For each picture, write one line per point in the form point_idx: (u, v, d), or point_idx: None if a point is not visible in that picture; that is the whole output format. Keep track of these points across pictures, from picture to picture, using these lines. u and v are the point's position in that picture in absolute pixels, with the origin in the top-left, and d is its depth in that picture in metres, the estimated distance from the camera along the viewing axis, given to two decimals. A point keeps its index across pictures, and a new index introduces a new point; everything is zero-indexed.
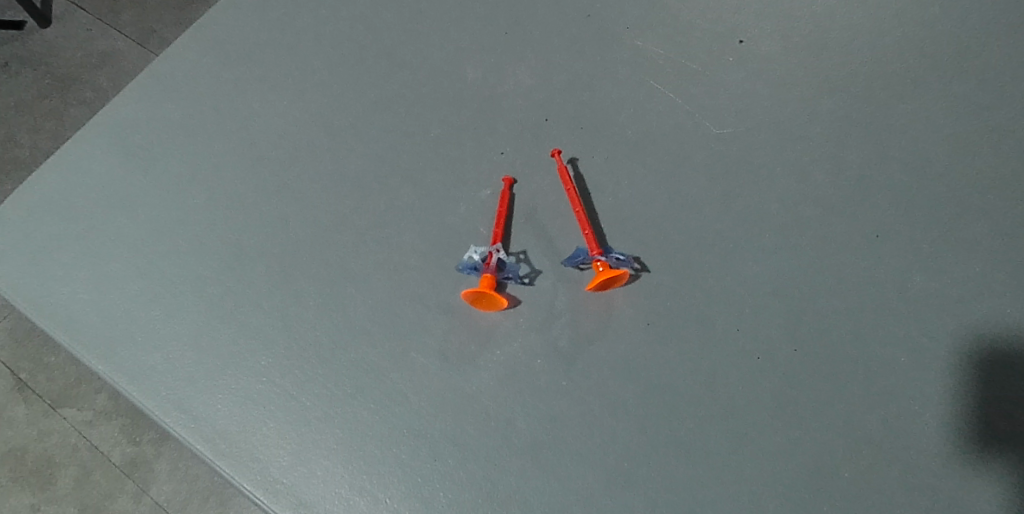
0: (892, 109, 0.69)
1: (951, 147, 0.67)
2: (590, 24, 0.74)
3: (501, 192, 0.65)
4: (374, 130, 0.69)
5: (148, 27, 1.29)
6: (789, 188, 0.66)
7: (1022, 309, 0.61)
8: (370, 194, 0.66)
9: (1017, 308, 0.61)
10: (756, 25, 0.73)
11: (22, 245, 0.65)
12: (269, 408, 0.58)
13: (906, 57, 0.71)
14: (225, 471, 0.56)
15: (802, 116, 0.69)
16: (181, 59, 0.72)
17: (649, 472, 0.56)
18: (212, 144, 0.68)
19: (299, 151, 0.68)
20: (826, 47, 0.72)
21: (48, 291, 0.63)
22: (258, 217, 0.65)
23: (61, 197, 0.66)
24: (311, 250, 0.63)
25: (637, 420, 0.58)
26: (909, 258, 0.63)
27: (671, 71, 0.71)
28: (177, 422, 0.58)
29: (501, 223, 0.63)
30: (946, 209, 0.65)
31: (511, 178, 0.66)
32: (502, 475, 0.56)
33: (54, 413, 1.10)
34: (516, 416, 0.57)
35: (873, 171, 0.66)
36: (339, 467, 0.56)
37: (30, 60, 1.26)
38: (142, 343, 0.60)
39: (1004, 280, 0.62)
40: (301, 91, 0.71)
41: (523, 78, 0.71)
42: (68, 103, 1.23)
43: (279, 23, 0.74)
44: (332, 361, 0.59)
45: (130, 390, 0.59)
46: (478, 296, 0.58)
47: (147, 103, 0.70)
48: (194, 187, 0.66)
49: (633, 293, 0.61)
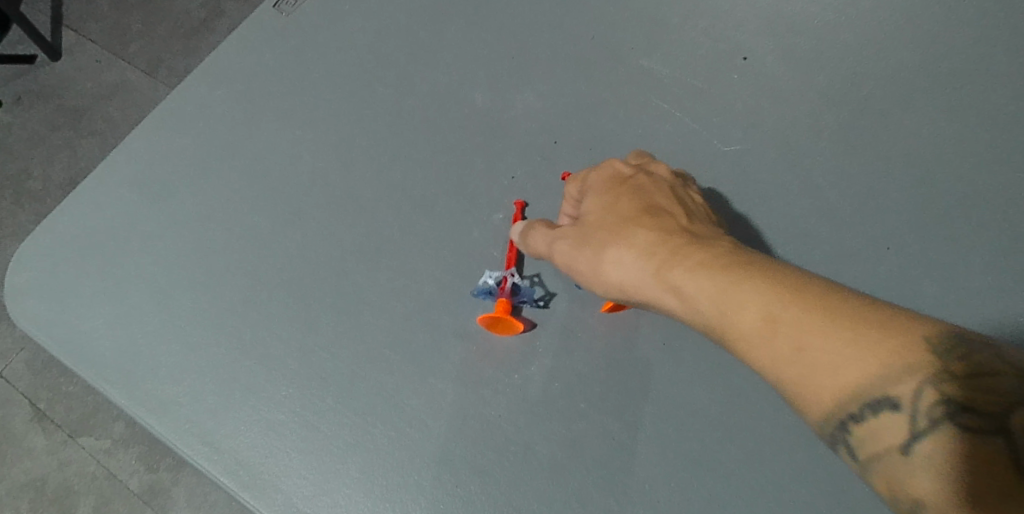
0: (898, 121, 0.69)
1: (959, 156, 0.67)
2: (594, 45, 0.75)
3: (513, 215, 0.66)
4: (384, 158, 0.69)
5: (156, 57, 1.30)
6: (800, 202, 0.66)
7: None
8: (383, 221, 0.66)
9: None
10: (760, 40, 0.74)
11: (42, 282, 0.65)
12: (292, 438, 0.58)
13: (910, 67, 0.72)
14: (248, 502, 0.56)
15: (809, 129, 0.69)
16: (193, 94, 0.73)
17: (670, 492, 0.56)
18: (227, 176, 0.69)
19: (312, 181, 0.69)
20: (829, 61, 0.72)
21: (68, 327, 0.63)
22: (273, 249, 0.66)
23: (82, 234, 0.67)
24: (327, 280, 0.64)
25: (656, 440, 0.58)
26: (921, 269, 0.63)
27: (677, 90, 0.71)
28: (200, 455, 0.58)
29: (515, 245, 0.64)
30: (956, 218, 0.65)
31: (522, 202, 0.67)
32: (523, 500, 0.56)
33: (72, 443, 1.10)
34: (535, 439, 0.58)
35: (882, 183, 0.67)
36: (362, 495, 0.56)
37: (41, 93, 1.28)
38: (164, 377, 0.61)
39: (1019, 289, 0.62)
40: (311, 122, 0.72)
41: (530, 102, 0.72)
42: (80, 135, 1.25)
43: (289, 54, 0.76)
44: (352, 389, 0.60)
45: (153, 423, 0.59)
46: (495, 320, 0.59)
47: (163, 138, 0.71)
48: (211, 220, 0.67)
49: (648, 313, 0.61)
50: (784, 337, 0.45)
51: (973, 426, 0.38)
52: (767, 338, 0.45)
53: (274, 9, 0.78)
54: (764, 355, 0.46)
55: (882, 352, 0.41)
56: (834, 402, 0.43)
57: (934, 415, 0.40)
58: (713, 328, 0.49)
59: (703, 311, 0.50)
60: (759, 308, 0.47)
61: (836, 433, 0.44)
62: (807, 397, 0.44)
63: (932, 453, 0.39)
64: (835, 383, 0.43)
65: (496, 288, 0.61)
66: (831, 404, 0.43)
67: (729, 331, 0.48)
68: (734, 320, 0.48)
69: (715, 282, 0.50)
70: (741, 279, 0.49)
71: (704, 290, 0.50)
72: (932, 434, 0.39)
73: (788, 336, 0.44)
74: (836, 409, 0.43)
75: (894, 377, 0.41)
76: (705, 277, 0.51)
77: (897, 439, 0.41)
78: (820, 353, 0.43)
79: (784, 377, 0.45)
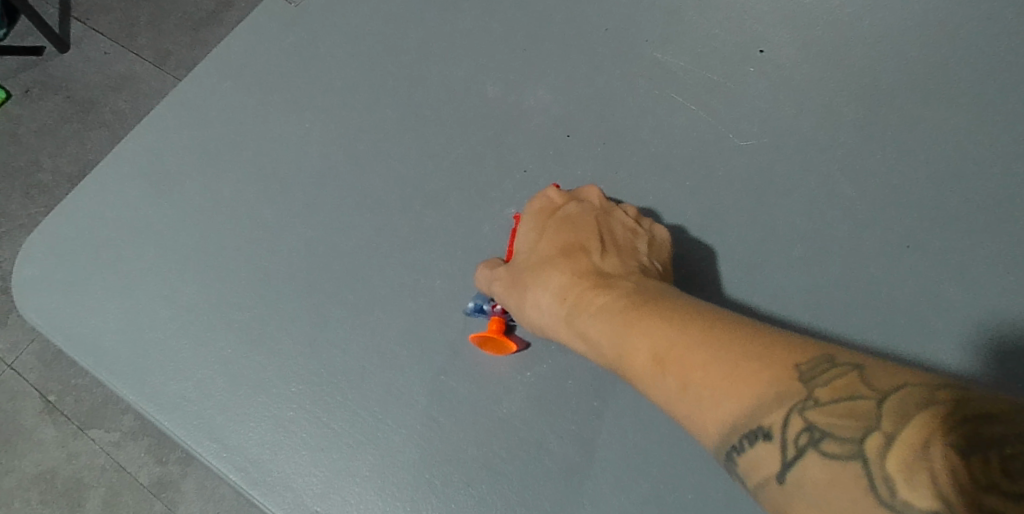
0: (918, 115, 0.68)
1: (981, 152, 0.66)
2: (608, 38, 0.73)
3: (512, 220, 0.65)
4: (394, 152, 0.69)
5: (164, 48, 1.29)
6: (818, 198, 0.65)
7: None
8: (393, 215, 0.65)
9: None
10: (777, 32, 0.72)
11: (51, 275, 0.65)
12: (300, 435, 0.58)
13: (931, 60, 0.70)
14: (258, 500, 0.56)
15: (827, 124, 0.68)
16: (202, 86, 0.73)
17: (685, 493, 0.55)
18: (237, 170, 0.69)
19: (322, 174, 0.68)
20: (848, 54, 0.71)
21: (76, 322, 0.63)
22: (283, 244, 0.65)
23: (91, 227, 0.67)
24: (337, 275, 0.63)
25: (671, 440, 0.57)
26: (942, 267, 0.62)
27: (692, 83, 0.70)
28: (209, 452, 0.57)
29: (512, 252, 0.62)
30: (978, 216, 0.63)
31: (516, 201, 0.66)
32: (534, 499, 0.55)
33: (82, 435, 1.10)
34: (548, 438, 0.57)
35: (902, 179, 0.65)
36: (373, 494, 0.56)
37: (50, 84, 1.27)
38: (172, 372, 0.60)
39: None
40: (321, 115, 0.71)
41: (543, 95, 0.71)
42: (89, 127, 1.24)
43: (298, 47, 0.75)
44: (362, 386, 0.59)
45: (161, 419, 0.59)
46: (486, 339, 0.57)
47: (172, 130, 0.71)
48: (220, 213, 0.67)
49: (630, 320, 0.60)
50: (671, 372, 0.45)
51: (834, 451, 0.36)
52: (656, 373, 0.46)
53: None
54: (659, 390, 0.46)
55: (759, 385, 0.40)
56: (718, 435, 0.42)
57: (800, 444, 0.38)
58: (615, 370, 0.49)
59: (606, 350, 0.51)
60: (649, 347, 0.47)
61: (726, 464, 0.42)
62: (700, 433, 0.43)
63: (807, 480, 0.37)
64: (715, 414, 0.42)
65: (491, 304, 0.60)
66: (716, 438, 0.42)
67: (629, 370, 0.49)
68: (628, 361, 0.48)
69: (612, 322, 0.50)
70: (633, 323, 0.49)
71: (605, 331, 0.51)
72: (799, 461, 0.37)
73: (673, 374, 0.44)
74: (719, 444, 0.42)
75: (765, 406, 0.40)
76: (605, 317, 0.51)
77: (772, 469, 0.39)
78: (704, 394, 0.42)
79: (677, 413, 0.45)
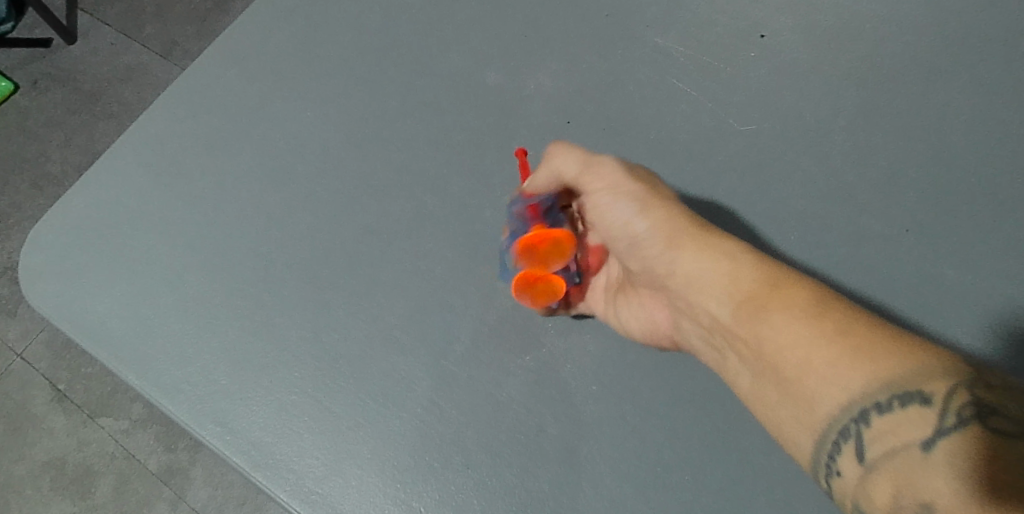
0: (921, 99, 0.67)
1: (983, 136, 0.65)
2: (609, 23, 0.73)
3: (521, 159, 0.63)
4: (395, 138, 0.69)
5: (171, 40, 1.28)
6: (818, 183, 0.65)
7: None
8: (394, 202, 0.66)
9: None
10: (779, 17, 0.72)
11: (56, 262, 0.66)
12: (302, 419, 0.58)
13: (934, 44, 0.69)
14: (262, 483, 0.56)
15: (828, 109, 0.67)
16: (203, 74, 0.73)
17: (684, 475, 0.56)
18: (239, 157, 0.69)
19: (323, 161, 0.68)
20: (850, 39, 0.70)
21: (81, 309, 0.64)
22: (284, 230, 0.65)
23: (96, 215, 0.68)
24: (339, 261, 0.64)
25: (669, 423, 0.57)
26: (942, 252, 0.62)
27: (692, 69, 0.70)
28: (213, 436, 0.58)
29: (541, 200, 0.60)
30: (979, 199, 0.63)
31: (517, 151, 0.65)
32: (535, 482, 0.56)
33: (92, 423, 1.10)
34: (548, 422, 0.57)
35: (903, 163, 0.65)
36: (375, 477, 0.56)
37: (59, 77, 1.26)
38: (177, 357, 0.61)
39: None
40: (322, 102, 0.71)
41: (543, 81, 0.70)
42: (96, 118, 1.24)
43: (299, 34, 0.74)
44: (364, 371, 0.59)
45: (166, 404, 0.60)
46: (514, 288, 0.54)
47: (174, 118, 0.71)
48: (222, 200, 0.67)
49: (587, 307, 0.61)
50: (831, 324, 0.43)
51: (1006, 429, 0.36)
52: (813, 318, 0.44)
53: None
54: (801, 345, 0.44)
55: (919, 354, 0.40)
56: (856, 395, 0.41)
57: (959, 414, 0.37)
58: (732, 318, 0.48)
59: (720, 303, 0.49)
60: (806, 299, 0.45)
61: (846, 427, 0.41)
62: (829, 394, 0.42)
63: (955, 451, 0.36)
64: (871, 369, 0.41)
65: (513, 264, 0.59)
66: (847, 400, 0.41)
67: (754, 321, 0.47)
68: (762, 312, 0.46)
69: (755, 271, 0.48)
70: (773, 276, 0.48)
71: (738, 282, 0.49)
72: (957, 430, 0.37)
73: (833, 326, 0.43)
74: (861, 405, 0.41)
75: (927, 375, 0.39)
76: (744, 264, 0.49)
77: (911, 436, 0.38)
78: (879, 355, 0.41)
79: (802, 366, 0.43)
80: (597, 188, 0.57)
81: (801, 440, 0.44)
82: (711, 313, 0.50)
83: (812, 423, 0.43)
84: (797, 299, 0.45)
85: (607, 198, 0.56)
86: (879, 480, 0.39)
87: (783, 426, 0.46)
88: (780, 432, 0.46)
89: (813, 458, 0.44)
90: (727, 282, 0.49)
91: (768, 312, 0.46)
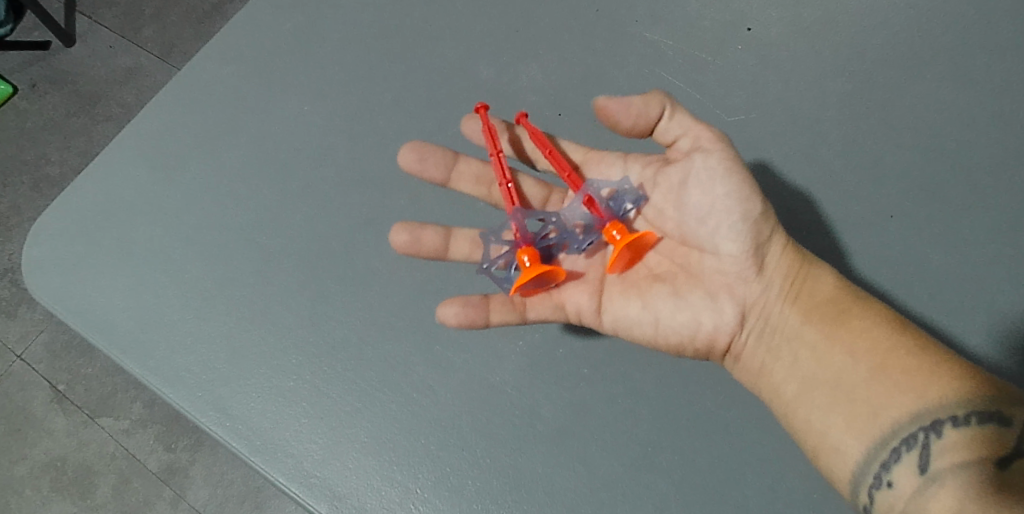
0: (904, 90, 0.69)
1: (962, 125, 0.67)
2: (599, 17, 0.74)
3: (532, 127, 0.59)
4: (390, 131, 0.70)
5: (169, 42, 1.19)
6: (802, 173, 0.67)
7: None
8: (390, 194, 0.67)
9: None
10: (765, 10, 0.73)
11: (58, 255, 0.67)
12: (301, 404, 0.59)
13: (917, 36, 0.71)
14: (260, 467, 0.58)
15: (813, 100, 0.69)
16: (201, 70, 0.74)
17: (673, 454, 0.57)
18: (237, 151, 0.70)
19: (319, 154, 0.69)
20: (836, 31, 0.72)
21: (83, 300, 0.65)
22: (283, 222, 0.67)
23: (97, 209, 0.69)
24: (338, 252, 0.65)
25: (658, 405, 0.59)
26: (921, 238, 0.64)
27: (680, 62, 0.71)
28: (213, 422, 0.59)
29: (569, 171, 0.58)
30: (958, 187, 0.65)
31: (475, 119, 0.65)
32: (528, 462, 0.57)
33: (93, 423, 1.00)
34: (540, 405, 0.59)
35: (885, 152, 0.67)
36: (371, 459, 0.58)
37: (58, 79, 1.17)
38: (177, 346, 0.62)
39: (1013, 257, 0.63)
40: (319, 97, 0.72)
41: (535, 74, 0.72)
42: (95, 121, 1.15)
43: (295, 30, 0.75)
44: (360, 357, 0.61)
45: (167, 391, 0.61)
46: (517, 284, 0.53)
47: (174, 114, 0.72)
48: (221, 194, 0.68)
49: (568, 294, 0.58)
50: (913, 340, 0.51)
51: None
52: (900, 334, 0.51)
53: None
54: (880, 351, 0.51)
55: (994, 383, 0.49)
56: (928, 407, 0.48)
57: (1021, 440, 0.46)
58: (811, 324, 0.55)
59: (796, 312, 0.56)
60: (885, 316, 0.53)
61: (921, 432, 0.48)
62: (900, 402, 0.49)
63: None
64: (944, 383, 0.49)
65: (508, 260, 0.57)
66: (917, 411, 0.49)
67: (830, 330, 0.54)
68: (844, 320, 0.54)
69: (834, 286, 0.56)
70: (850, 292, 0.55)
71: (813, 295, 0.56)
72: None
73: (912, 341, 0.51)
74: (934, 415, 0.48)
75: (999, 400, 0.47)
76: (823, 277, 0.56)
77: (980, 454, 0.46)
78: (946, 371, 0.49)
79: (886, 369, 0.50)
80: (695, 155, 0.55)
81: (855, 449, 0.50)
82: (783, 319, 0.56)
83: (872, 431, 0.50)
84: (883, 316, 0.53)
85: (709, 170, 0.54)
86: (948, 485, 0.46)
87: (834, 438, 0.51)
88: (826, 442, 0.51)
89: (859, 470, 0.50)
90: (814, 294, 0.56)
91: (851, 322, 0.53)
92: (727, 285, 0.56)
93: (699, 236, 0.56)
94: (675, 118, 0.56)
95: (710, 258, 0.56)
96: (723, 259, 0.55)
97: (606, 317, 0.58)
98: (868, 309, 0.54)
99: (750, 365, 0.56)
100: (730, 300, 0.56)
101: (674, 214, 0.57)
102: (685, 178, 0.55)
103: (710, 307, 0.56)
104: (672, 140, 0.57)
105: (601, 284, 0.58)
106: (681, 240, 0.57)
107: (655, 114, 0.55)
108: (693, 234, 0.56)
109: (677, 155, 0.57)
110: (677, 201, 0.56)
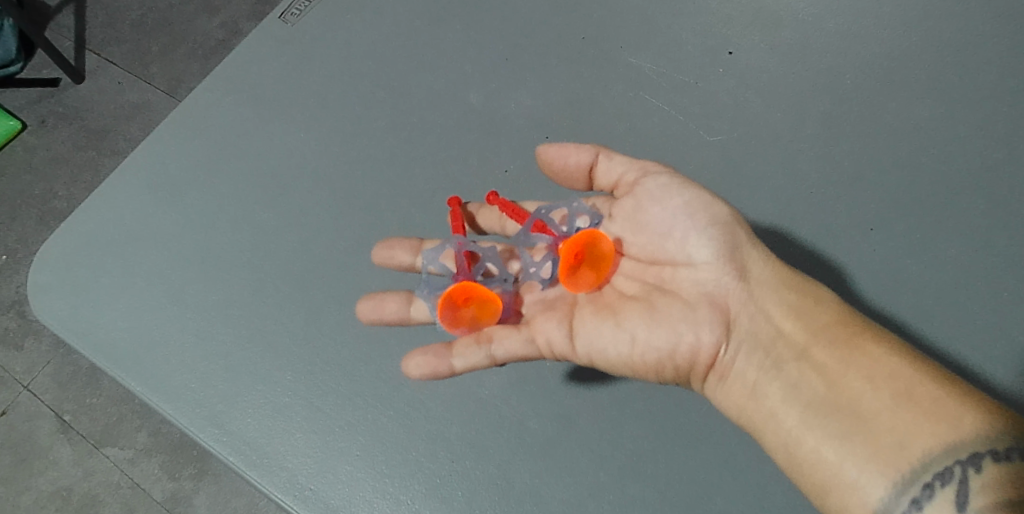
0: (878, 109, 0.72)
1: (935, 140, 0.70)
2: (584, 44, 0.77)
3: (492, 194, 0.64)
4: (384, 155, 0.73)
5: (177, 78, 1.22)
6: (780, 188, 0.69)
7: (1007, 291, 0.63)
8: (383, 216, 0.70)
9: (1003, 290, 0.63)
10: (744, 35, 0.76)
11: (63, 279, 0.69)
12: (295, 420, 0.61)
13: (890, 56, 0.74)
14: (255, 480, 0.59)
15: (790, 120, 0.72)
16: (202, 101, 0.77)
17: (657, 462, 0.59)
18: (235, 178, 0.73)
19: (316, 179, 0.72)
20: (813, 54, 0.74)
21: (87, 322, 0.67)
22: (280, 244, 0.69)
23: (102, 234, 0.71)
24: (333, 272, 0.67)
25: (643, 415, 0.60)
26: (898, 248, 0.66)
27: (663, 84, 0.74)
28: (210, 437, 0.61)
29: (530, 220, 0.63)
30: (932, 199, 0.68)
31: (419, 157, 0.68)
32: (516, 472, 0.59)
33: (98, 452, 1.01)
34: (528, 417, 0.61)
35: (860, 168, 0.69)
36: (362, 472, 0.59)
37: (66, 114, 1.21)
38: (176, 364, 0.64)
39: (989, 264, 0.65)
40: (317, 124, 0.75)
41: (523, 99, 0.75)
42: (104, 154, 1.18)
43: (293, 61, 0.78)
44: (354, 373, 0.63)
45: (165, 407, 0.63)
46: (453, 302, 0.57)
47: (177, 144, 0.75)
48: (220, 218, 0.71)
49: (539, 327, 0.57)
50: (919, 364, 0.51)
51: None
52: (903, 357, 0.51)
53: (281, 19, 0.81)
54: (887, 377, 0.50)
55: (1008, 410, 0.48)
56: (960, 437, 0.47)
57: None
58: (813, 348, 0.54)
59: (798, 336, 0.55)
60: (882, 339, 0.53)
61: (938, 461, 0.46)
62: (924, 430, 0.47)
63: None
64: (969, 411, 0.47)
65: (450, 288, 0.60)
66: (946, 441, 0.47)
67: (835, 355, 0.53)
68: (847, 343, 0.53)
69: (833, 310, 0.55)
70: (848, 316, 0.55)
71: (816, 319, 0.55)
72: None
73: (918, 365, 0.50)
74: (968, 445, 0.46)
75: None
76: (823, 299, 0.56)
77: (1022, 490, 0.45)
78: (962, 395, 0.48)
79: (899, 395, 0.49)
80: (646, 181, 0.59)
81: (881, 485, 0.47)
82: (785, 342, 0.55)
83: (898, 463, 0.47)
84: (880, 341, 0.53)
85: (660, 186, 0.58)
86: None
87: (852, 472, 0.48)
88: (843, 478, 0.49)
89: (887, 506, 0.47)
90: (816, 320, 0.55)
91: (852, 344, 0.53)
92: (717, 307, 0.55)
93: (672, 256, 0.57)
94: (613, 159, 0.61)
95: (688, 272, 0.57)
96: (700, 270, 0.56)
97: (579, 345, 0.57)
98: (869, 333, 0.53)
99: (752, 392, 0.55)
100: (722, 322, 0.55)
101: (637, 238, 0.60)
102: (640, 202, 0.59)
103: (703, 329, 0.55)
104: (618, 180, 0.61)
105: (571, 312, 0.58)
106: (651, 261, 0.59)
107: (586, 158, 0.61)
108: (664, 252, 0.58)
109: (622, 192, 0.61)
110: (640, 224, 0.59)
